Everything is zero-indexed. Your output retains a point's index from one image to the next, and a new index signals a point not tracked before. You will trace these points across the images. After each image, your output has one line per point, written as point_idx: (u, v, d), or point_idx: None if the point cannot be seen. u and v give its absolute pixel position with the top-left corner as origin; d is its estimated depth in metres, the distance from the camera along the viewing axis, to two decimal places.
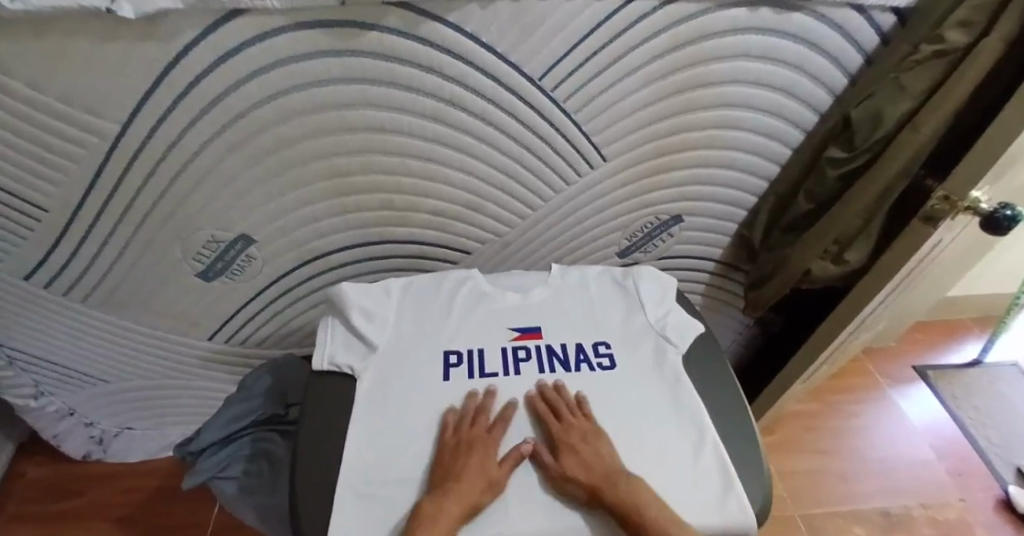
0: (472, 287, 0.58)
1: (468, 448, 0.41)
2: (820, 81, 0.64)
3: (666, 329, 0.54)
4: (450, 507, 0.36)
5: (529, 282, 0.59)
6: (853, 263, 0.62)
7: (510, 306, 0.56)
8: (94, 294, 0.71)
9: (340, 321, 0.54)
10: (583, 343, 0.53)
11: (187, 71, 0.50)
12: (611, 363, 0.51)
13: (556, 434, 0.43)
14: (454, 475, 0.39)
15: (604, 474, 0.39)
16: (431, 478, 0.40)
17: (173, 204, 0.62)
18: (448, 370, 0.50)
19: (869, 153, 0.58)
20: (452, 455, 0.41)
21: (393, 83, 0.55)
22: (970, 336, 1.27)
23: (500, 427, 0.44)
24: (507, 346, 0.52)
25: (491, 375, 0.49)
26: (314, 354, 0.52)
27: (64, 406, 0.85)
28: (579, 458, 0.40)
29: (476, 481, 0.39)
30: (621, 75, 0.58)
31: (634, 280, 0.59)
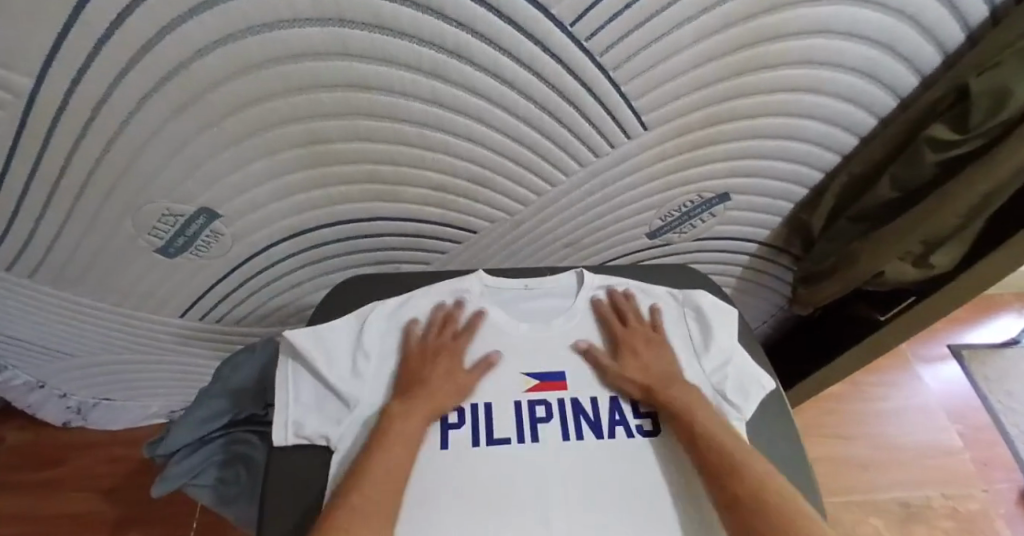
0: (480, 316, 0.51)
1: (434, 354, 0.47)
2: (929, 33, 0.50)
3: (725, 387, 0.47)
4: (418, 410, 0.42)
5: (550, 311, 0.53)
6: (938, 267, 0.51)
7: (524, 344, 0.50)
8: (42, 269, 0.61)
9: (308, 371, 0.47)
10: (618, 399, 0.47)
11: (98, 8, 0.37)
12: (654, 427, 0.45)
13: (621, 341, 0.49)
14: (422, 377, 0.45)
15: (656, 375, 0.46)
16: (397, 382, 0.45)
17: (116, 175, 0.51)
18: (447, 435, 0.43)
19: (987, 137, 0.45)
20: (417, 361, 0.46)
21: (379, 27, 0.42)
22: (1012, 314, 1.18)
23: (466, 336, 0.49)
24: (522, 399, 0.46)
25: (502, 441, 0.43)
26: (277, 416, 0.45)
27: (33, 379, 0.78)
28: (636, 359, 0.47)
29: (443, 384, 0.44)
30: (680, 22, 0.44)
31: (694, 309, 0.52)
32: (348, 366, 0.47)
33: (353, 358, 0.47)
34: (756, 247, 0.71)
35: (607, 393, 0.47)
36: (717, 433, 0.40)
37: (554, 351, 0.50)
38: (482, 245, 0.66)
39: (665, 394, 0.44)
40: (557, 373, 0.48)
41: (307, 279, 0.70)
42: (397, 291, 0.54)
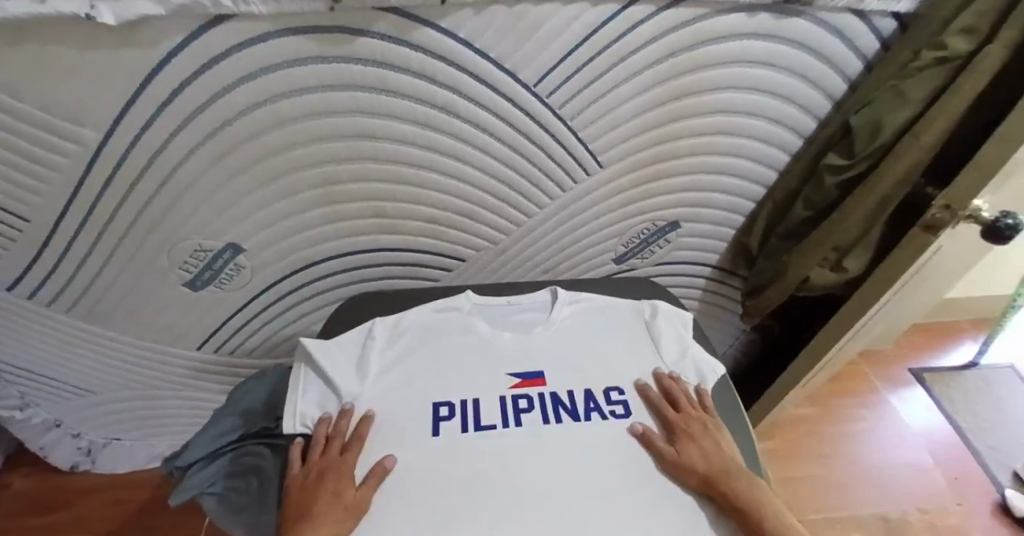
0: (471, 328, 0.59)
1: (316, 476, 0.44)
2: (817, 86, 0.63)
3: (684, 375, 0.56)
4: None
5: (530, 322, 0.61)
6: (852, 270, 0.62)
7: (508, 350, 0.58)
8: (79, 305, 0.69)
9: (317, 375, 0.54)
10: (593, 391, 0.54)
11: (172, 78, 0.48)
12: (624, 410, 0.52)
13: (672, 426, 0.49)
14: (310, 511, 0.42)
15: (708, 461, 0.46)
16: (286, 520, 0.42)
17: (160, 215, 0.61)
18: (439, 424, 0.50)
19: (869, 160, 0.57)
20: (302, 493, 0.44)
21: (384, 90, 0.54)
22: (967, 339, 1.27)
23: (354, 444, 0.47)
24: (507, 394, 0.53)
25: (489, 426, 0.50)
26: (287, 411, 0.51)
27: (50, 418, 0.83)
28: (693, 445, 0.47)
29: (330, 512, 0.41)
30: (619, 81, 0.57)
31: (653, 313, 0.61)
32: (354, 371, 0.54)
33: (360, 363, 0.54)
34: (711, 270, 0.81)
35: (664, 475, 0.46)
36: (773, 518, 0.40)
37: (533, 354, 0.57)
38: (469, 273, 0.75)
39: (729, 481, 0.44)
40: (536, 371, 0.56)
41: (313, 310, 0.78)
42: (395, 307, 0.62)
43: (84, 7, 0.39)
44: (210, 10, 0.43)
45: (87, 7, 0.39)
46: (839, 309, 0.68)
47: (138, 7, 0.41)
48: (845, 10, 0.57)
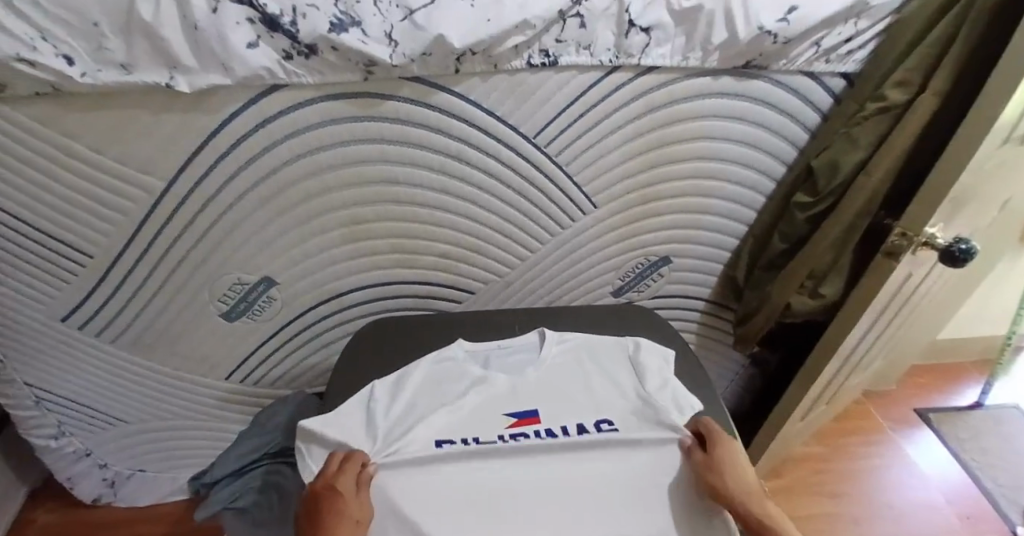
0: (467, 372, 0.62)
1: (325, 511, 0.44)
2: (781, 135, 0.72)
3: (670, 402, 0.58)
4: None
5: (522, 363, 0.64)
6: (829, 296, 0.71)
7: (506, 385, 0.61)
8: (123, 337, 0.76)
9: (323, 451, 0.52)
10: (583, 423, 0.57)
11: (230, 134, 0.58)
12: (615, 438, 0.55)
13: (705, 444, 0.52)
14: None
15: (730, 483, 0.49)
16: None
17: (205, 252, 0.69)
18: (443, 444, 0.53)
19: (831, 198, 0.67)
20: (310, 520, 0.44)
21: (406, 143, 0.63)
22: (971, 379, 1.29)
23: (364, 488, 0.47)
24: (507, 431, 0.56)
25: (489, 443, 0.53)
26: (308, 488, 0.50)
27: (82, 447, 0.88)
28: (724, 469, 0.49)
29: None
30: (606, 134, 0.67)
31: (635, 344, 0.65)
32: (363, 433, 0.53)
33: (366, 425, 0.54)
34: (703, 304, 0.88)
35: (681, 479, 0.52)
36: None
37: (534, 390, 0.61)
38: (477, 304, 0.83)
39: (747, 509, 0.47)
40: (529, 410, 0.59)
41: (334, 340, 0.85)
42: (416, 330, 0.69)
43: (165, 78, 0.50)
44: (269, 80, 0.53)
45: (167, 78, 0.50)
46: (825, 333, 0.76)
47: (210, 78, 0.51)
48: (798, 73, 0.66)
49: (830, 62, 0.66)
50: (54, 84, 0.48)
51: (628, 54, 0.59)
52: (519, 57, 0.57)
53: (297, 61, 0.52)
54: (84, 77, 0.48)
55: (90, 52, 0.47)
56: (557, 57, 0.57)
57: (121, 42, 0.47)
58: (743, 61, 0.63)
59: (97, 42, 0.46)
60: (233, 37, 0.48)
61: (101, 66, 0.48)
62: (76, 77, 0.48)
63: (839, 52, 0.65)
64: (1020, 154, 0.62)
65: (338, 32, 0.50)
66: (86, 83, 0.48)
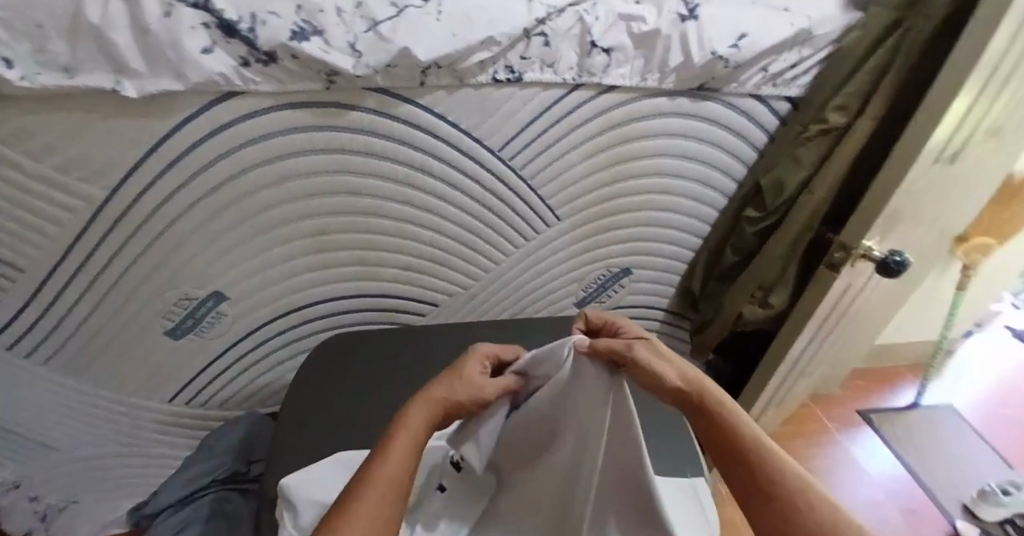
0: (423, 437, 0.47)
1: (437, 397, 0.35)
2: (733, 153, 0.76)
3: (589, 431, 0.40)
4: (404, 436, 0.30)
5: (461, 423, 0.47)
6: (777, 305, 0.74)
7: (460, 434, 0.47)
8: (55, 357, 0.70)
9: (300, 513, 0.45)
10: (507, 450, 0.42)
11: (182, 141, 0.55)
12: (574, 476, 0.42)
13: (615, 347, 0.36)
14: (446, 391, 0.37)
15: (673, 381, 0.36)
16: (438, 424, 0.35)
17: (153, 266, 0.65)
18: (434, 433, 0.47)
19: (778, 213, 0.72)
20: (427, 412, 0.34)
21: (369, 154, 0.63)
22: (905, 383, 1.38)
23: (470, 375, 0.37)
24: None
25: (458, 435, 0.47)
26: None
27: (9, 479, 0.79)
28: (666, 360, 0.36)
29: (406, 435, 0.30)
30: (569, 148, 0.68)
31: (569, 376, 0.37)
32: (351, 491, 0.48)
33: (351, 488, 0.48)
34: (663, 314, 0.91)
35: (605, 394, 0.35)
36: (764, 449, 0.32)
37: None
38: (442, 316, 0.82)
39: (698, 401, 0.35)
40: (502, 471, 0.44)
41: (292, 355, 0.82)
42: (379, 342, 0.68)
43: (112, 82, 0.47)
44: (224, 88, 0.51)
45: (114, 83, 0.47)
46: (774, 343, 0.80)
47: (162, 84, 0.48)
48: (747, 95, 0.70)
49: (776, 87, 0.70)
50: None
51: (590, 72, 0.61)
52: (485, 72, 0.57)
53: (255, 68, 0.51)
54: (24, 81, 0.44)
55: (28, 52, 0.44)
56: (522, 73, 0.58)
57: (65, 45, 0.44)
58: (698, 83, 0.66)
59: (37, 44, 0.43)
60: (188, 43, 0.46)
61: (42, 69, 0.45)
62: (13, 81, 0.44)
63: (784, 78, 0.69)
64: (943, 176, 0.68)
65: (299, 40, 0.49)
66: (24, 87, 0.44)
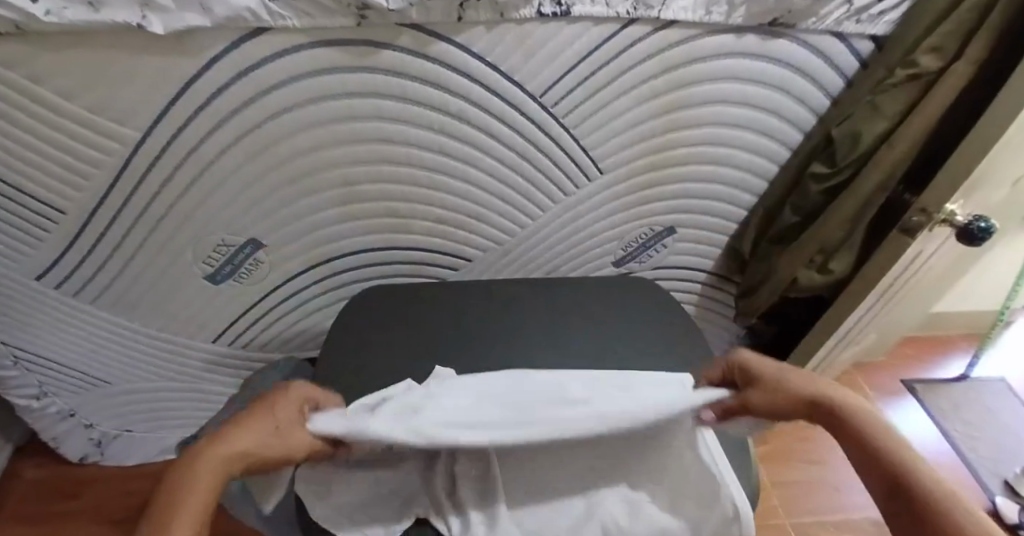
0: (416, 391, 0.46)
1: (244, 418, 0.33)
2: (802, 101, 0.68)
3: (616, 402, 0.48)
4: (214, 463, 0.29)
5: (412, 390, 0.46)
6: (836, 272, 0.70)
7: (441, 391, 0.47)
8: (104, 296, 0.72)
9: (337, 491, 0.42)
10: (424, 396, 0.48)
11: (212, 81, 0.53)
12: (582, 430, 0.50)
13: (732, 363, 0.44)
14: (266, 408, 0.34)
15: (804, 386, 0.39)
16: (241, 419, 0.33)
17: (187, 211, 0.64)
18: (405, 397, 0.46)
19: (850, 169, 0.65)
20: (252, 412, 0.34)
21: (403, 98, 0.59)
22: (958, 353, 1.31)
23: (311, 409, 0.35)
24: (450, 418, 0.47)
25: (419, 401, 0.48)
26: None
27: (66, 408, 0.86)
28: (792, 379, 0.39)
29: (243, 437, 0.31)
30: (618, 93, 0.62)
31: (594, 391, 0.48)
32: None
33: None
34: (705, 276, 0.87)
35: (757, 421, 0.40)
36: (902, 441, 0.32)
37: (533, 362, 0.60)
38: (476, 272, 0.80)
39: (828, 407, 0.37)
40: None
41: (327, 306, 0.82)
42: (414, 293, 0.67)
43: (137, 17, 0.45)
44: (252, 23, 0.48)
45: (140, 17, 0.45)
46: (828, 308, 0.77)
47: (189, 18, 0.45)
48: (826, 32, 0.62)
49: (860, 23, 0.61)
50: (14, 23, 0.44)
51: (647, 5, 0.54)
52: (529, 5, 0.52)
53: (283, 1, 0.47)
54: (49, 16, 0.43)
55: None
56: (569, 6, 0.53)
57: None
58: (769, 19, 0.58)
59: None
60: None
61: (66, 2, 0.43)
62: (39, 16, 0.43)
63: (871, 12, 0.60)
64: None
65: None
66: (51, 22, 0.44)
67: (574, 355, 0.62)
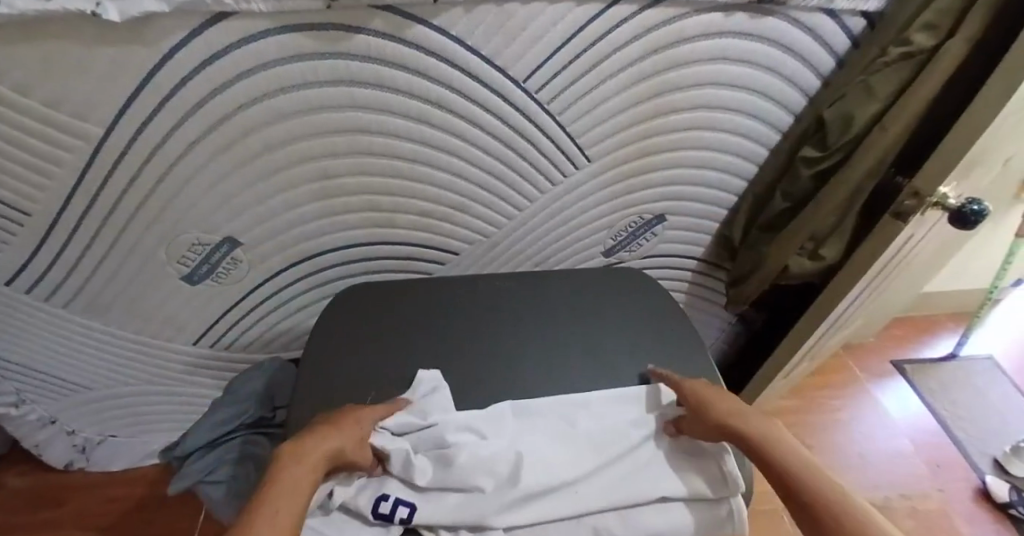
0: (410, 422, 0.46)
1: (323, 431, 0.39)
2: (792, 82, 0.67)
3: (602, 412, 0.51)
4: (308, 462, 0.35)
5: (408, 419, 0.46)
6: (828, 258, 0.69)
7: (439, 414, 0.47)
8: (76, 300, 0.69)
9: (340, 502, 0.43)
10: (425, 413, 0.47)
11: (176, 72, 0.50)
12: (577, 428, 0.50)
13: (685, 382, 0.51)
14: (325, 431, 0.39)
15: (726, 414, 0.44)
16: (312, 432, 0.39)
17: (160, 210, 0.62)
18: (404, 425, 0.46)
19: (841, 153, 0.63)
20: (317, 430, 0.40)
21: (379, 85, 0.56)
22: (946, 332, 1.32)
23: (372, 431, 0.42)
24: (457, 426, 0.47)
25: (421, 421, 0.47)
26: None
27: (46, 415, 0.83)
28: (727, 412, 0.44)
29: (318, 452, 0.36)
30: (605, 77, 0.60)
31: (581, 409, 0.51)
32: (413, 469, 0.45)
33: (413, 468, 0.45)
34: (696, 263, 0.86)
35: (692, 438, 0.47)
36: (802, 474, 0.36)
37: (522, 357, 0.59)
38: (463, 265, 0.78)
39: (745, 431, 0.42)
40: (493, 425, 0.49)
41: (310, 303, 0.80)
42: (397, 290, 0.65)
43: (92, 4, 0.41)
44: (212, 7, 0.45)
45: (94, 5, 0.41)
46: (821, 294, 0.75)
47: (144, 4, 0.42)
48: (817, 10, 0.60)
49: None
50: None
51: None
52: None
53: None
54: None
55: None
56: None
57: None
58: None
59: None
60: None
61: None
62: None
63: None
64: None
65: None
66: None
67: (564, 351, 0.60)
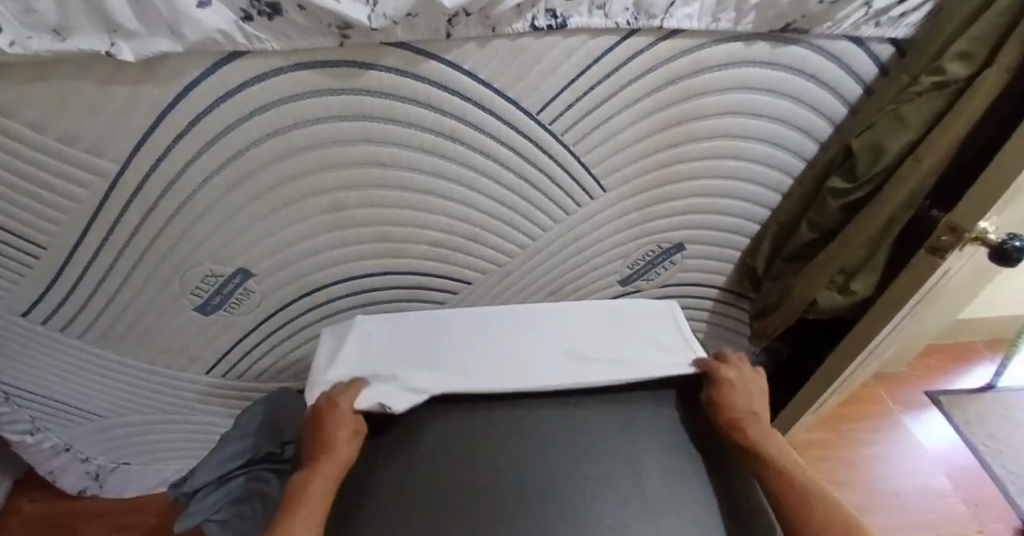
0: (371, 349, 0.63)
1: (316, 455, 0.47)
2: (817, 109, 0.65)
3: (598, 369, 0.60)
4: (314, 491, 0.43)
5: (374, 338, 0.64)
6: (859, 292, 0.66)
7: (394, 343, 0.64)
8: (92, 329, 0.69)
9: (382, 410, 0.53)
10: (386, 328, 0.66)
11: (189, 109, 0.50)
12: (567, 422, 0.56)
13: (731, 362, 0.59)
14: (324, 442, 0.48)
15: (742, 410, 0.54)
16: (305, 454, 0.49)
17: (174, 242, 0.61)
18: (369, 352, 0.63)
19: (870, 185, 0.61)
20: (314, 431, 0.50)
21: (390, 119, 0.55)
22: (982, 361, 1.25)
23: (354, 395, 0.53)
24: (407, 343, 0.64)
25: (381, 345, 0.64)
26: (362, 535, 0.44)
27: (60, 442, 0.83)
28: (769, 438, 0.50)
29: (323, 474, 0.46)
30: (621, 107, 0.59)
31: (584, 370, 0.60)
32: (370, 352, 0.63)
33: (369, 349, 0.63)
34: (717, 292, 0.84)
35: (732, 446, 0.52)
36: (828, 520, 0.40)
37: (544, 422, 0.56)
38: (476, 294, 0.77)
39: (748, 428, 0.51)
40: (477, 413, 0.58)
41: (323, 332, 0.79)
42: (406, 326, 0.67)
43: (106, 44, 0.41)
44: (225, 47, 0.44)
45: (109, 45, 0.41)
46: (852, 328, 0.72)
47: (159, 46, 0.42)
48: (841, 38, 0.58)
49: (879, 27, 0.57)
50: None
51: (650, 15, 0.50)
52: (522, 19, 0.48)
53: (259, 23, 0.43)
54: (14, 47, 0.39)
55: (17, 15, 0.38)
56: (566, 18, 0.48)
57: (52, 4, 0.38)
58: (782, 25, 0.54)
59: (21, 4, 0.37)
60: None
61: (32, 31, 0.39)
62: (1, 47, 0.38)
63: (891, 16, 0.56)
64: None
65: None
66: (15, 53, 0.39)
67: None
